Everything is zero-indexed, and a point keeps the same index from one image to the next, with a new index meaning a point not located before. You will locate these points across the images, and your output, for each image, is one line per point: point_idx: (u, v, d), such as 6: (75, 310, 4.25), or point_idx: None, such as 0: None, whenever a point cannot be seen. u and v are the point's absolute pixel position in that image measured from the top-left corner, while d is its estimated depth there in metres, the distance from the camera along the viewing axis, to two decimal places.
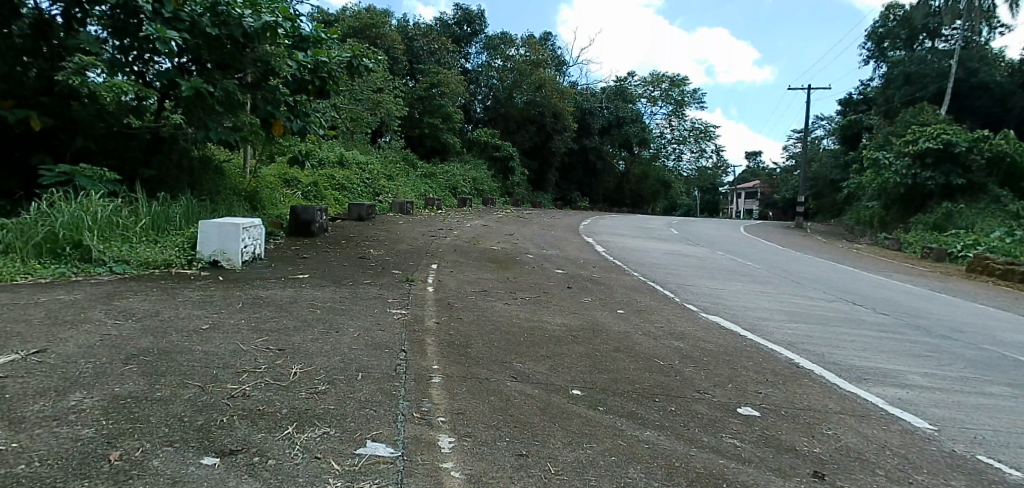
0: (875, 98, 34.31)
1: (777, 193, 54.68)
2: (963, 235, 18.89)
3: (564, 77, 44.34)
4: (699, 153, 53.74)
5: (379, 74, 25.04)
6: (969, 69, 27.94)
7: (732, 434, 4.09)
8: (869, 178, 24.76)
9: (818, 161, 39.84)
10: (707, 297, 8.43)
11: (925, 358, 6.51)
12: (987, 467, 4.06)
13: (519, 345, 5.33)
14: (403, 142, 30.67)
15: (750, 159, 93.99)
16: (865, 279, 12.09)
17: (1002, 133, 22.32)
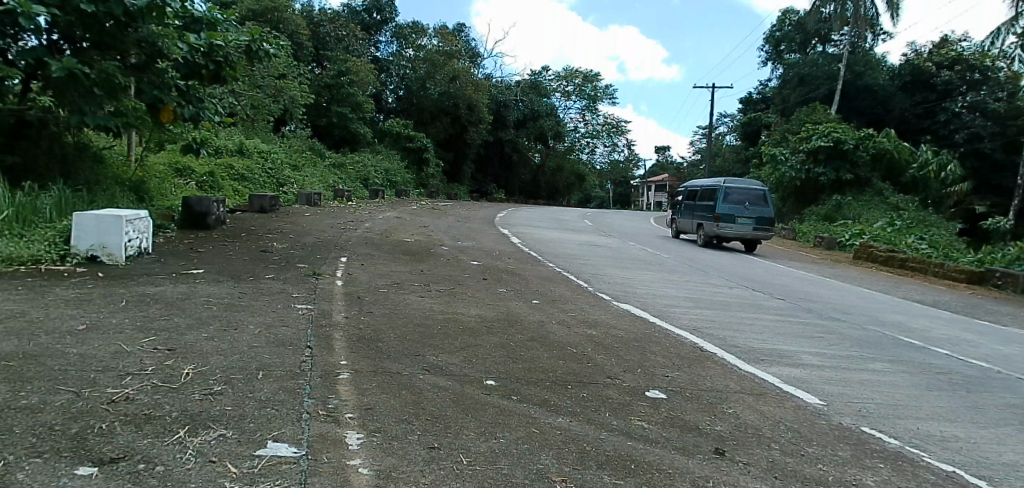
0: (772, 97, 36.47)
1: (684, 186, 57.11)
2: (850, 225, 20.46)
3: (478, 69, 44.28)
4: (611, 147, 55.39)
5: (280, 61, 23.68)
6: (856, 73, 30.20)
7: (640, 417, 4.22)
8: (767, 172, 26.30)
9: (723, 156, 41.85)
10: (619, 286, 8.66)
11: (816, 339, 6.99)
12: (869, 437, 4.42)
13: (431, 337, 5.26)
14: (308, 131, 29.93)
15: (659, 154, 97.72)
16: (764, 267, 12.85)
17: (885, 131, 24.16)
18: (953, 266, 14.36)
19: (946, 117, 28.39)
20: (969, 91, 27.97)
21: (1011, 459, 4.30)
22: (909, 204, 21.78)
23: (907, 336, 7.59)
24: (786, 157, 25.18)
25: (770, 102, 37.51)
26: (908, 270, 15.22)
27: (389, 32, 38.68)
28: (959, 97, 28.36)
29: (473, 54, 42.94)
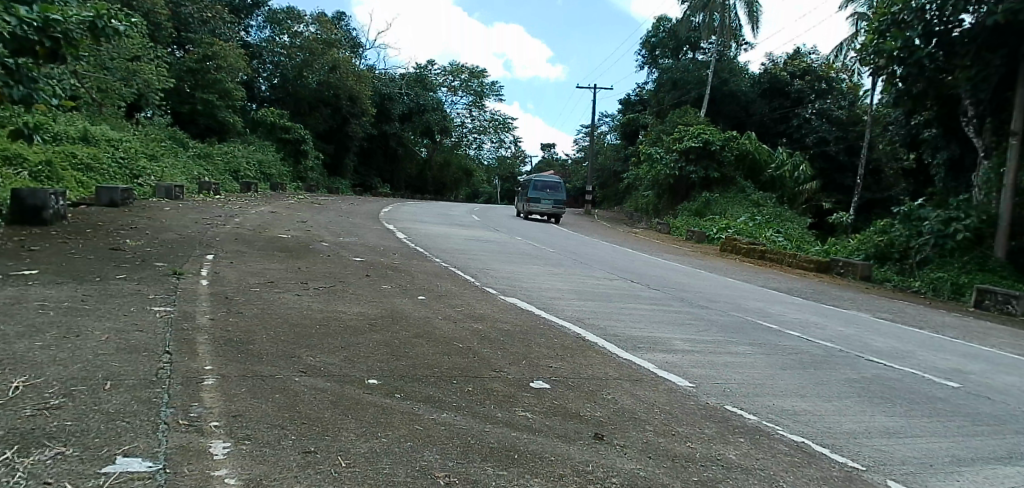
0: (648, 99, 38.52)
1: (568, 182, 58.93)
2: (717, 219, 22.08)
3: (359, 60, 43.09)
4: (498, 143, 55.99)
5: (132, 42, 21.37)
6: (722, 80, 32.58)
7: (524, 407, 4.29)
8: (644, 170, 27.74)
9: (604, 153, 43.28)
10: (505, 280, 8.78)
11: (687, 326, 7.47)
12: (732, 414, 4.78)
13: (308, 337, 5.04)
14: (168, 118, 27.75)
15: (544, 150, 100.22)
16: (641, 260, 13.52)
17: (747, 134, 26.28)
18: (804, 257, 15.98)
19: (798, 123, 31.36)
20: (817, 100, 31.08)
21: (850, 428, 4.83)
22: (767, 200, 23.84)
23: (766, 320, 8.30)
24: (661, 156, 26.69)
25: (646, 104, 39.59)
26: (766, 260, 16.69)
27: (261, 16, 36.36)
28: (809, 104, 31.39)
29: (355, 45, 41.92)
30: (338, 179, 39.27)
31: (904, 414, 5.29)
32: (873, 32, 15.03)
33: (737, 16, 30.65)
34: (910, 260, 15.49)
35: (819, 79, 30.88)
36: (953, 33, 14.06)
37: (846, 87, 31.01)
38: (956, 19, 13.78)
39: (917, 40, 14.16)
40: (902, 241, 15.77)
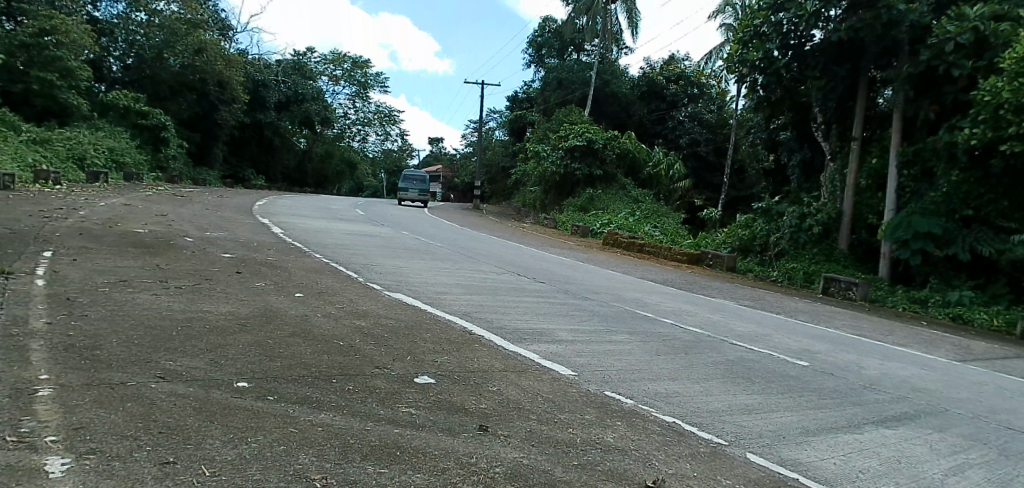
0: (535, 97, 39.32)
1: (456, 177, 58.82)
2: (600, 215, 22.96)
3: (229, 43, 40.62)
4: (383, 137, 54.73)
5: None
6: (604, 81, 33.91)
7: (408, 403, 4.20)
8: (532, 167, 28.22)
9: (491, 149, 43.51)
10: (390, 275, 8.59)
11: (570, 317, 7.69)
12: (611, 399, 4.98)
13: (167, 340, 4.64)
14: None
15: (432, 144, 99.29)
16: (528, 254, 13.77)
17: (628, 134, 27.53)
18: (678, 250, 17.01)
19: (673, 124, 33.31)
20: (690, 103, 33.20)
21: (717, 407, 5.19)
22: (646, 196, 25.16)
23: (644, 310, 8.73)
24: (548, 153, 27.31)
25: (533, 102, 40.37)
26: (644, 253, 17.60)
27: None
28: (682, 108, 33.40)
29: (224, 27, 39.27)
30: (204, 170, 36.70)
31: (762, 391, 5.77)
32: (739, 42, 16.17)
33: (617, 20, 32.01)
34: (769, 252, 16.95)
35: (691, 84, 32.85)
36: (805, 46, 15.37)
37: (715, 92, 33.34)
38: (808, 34, 15.02)
39: (775, 52, 15.53)
40: (764, 235, 17.23)
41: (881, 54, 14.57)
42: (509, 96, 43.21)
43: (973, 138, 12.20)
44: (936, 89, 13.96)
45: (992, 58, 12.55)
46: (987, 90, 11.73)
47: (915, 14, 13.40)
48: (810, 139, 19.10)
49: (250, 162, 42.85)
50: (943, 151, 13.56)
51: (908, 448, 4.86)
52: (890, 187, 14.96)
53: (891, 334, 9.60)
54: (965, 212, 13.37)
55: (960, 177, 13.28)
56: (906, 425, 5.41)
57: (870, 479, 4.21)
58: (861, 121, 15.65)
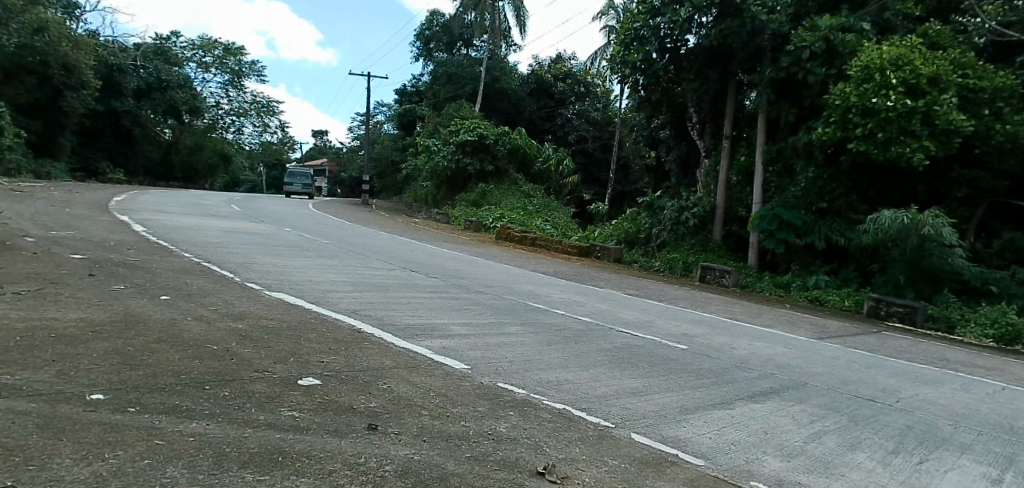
0: (424, 91, 38.85)
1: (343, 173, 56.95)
2: (492, 209, 23.16)
3: (77, 23, 36.62)
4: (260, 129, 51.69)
5: None
6: (494, 77, 34.14)
7: (291, 406, 3.99)
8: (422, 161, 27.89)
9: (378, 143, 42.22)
10: (271, 274, 8.15)
11: (463, 311, 7.67)
12: (503, 390, 5.02)
13: (3, 353, 4.10)
14: None
15: (317, 138, 95.34)
16: (419, 249, 13.59)
17: (518, 129, 27.93)
18: (567, 242, 17.49)
19: (561, 121, 34.14)
20: (577, 102, 34.22)
21: (605, 391, 5.38)
22: (537, 191, 25.69)
23: (536, 302, 8.90)
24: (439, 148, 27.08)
25: (422, 96, 39.92)
26: (535, 247, 17.94)
27: None
28: (570, 105, 34.30)
29: (68, 5, 35.54)
30: (48, 162, 32.94)
31: (646, 375, 6.06)
32: (621, 44, 16.73)
33: (505, 18, 32.28)
34: (652, 243, 17.86)
35: (578, 82, 34.05)
36: (680, 49, 16.18)
37: (600, 91, 34.53)
38: (682, 39, 15.84)
39: (654, 54, 16.22)
40: (647, 227, 18.13)
41: (748, 59, 15.72)
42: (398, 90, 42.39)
43: (826, 137, 13.49)
44: (795, 93, 15.24)
45: (840, 66, 14.01)
46: (838, 95, 13.02)
47: (775, 23, 14.64)
48: (686, 136, 20.32)
49: (103, 153, 38.74)
50: (801, 149, 14.90)
51: (773, 420, 5.29)
52: (757, 182, 16.22)
53: (759, 317, 10.42)
54: (820, 205, 14.78)
55: (816, 173, 14.64)
56: (771, 398, 5.90)
57: (740, 450, 4.57)
58: (731, 122, 16.84)
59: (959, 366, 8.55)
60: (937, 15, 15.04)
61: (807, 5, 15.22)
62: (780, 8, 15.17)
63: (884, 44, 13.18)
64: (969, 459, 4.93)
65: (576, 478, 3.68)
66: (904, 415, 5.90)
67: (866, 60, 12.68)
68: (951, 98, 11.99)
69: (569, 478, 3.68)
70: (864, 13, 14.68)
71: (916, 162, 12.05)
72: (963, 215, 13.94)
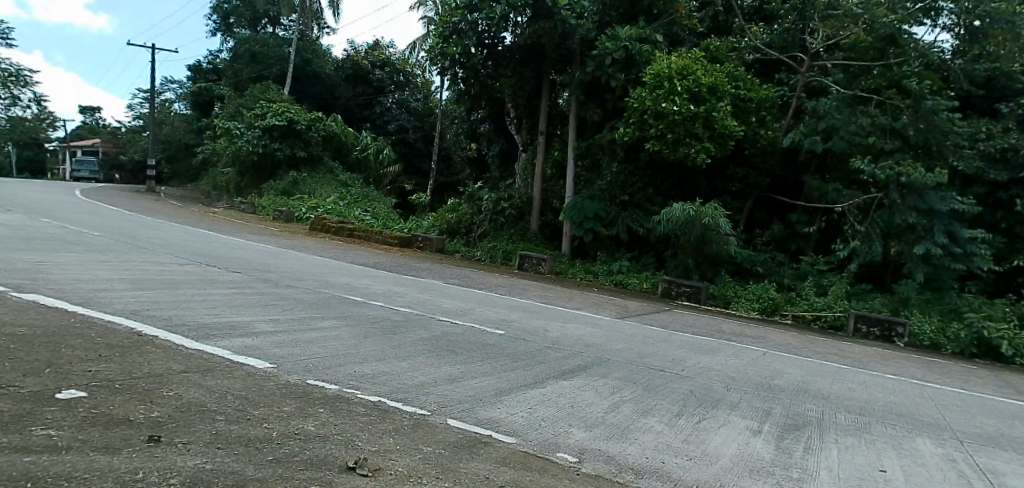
0: (222, 69, 35.51)
1: (123, 156, 49.92)
2: (305, 199, 21.98)
3: None
4: (6, 101, 43.20)
5: None
6: (305, 59, 32.24)
7: (47, 425, 3.40)
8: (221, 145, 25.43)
9: (166, 123, 37.34)
10: (24, 274, 6.90)
11: (270, 306, 7.17)
12: (313, 387, 4.77)
13: None
14: None
15: (88, 114, 82.44)
16: (219, 242, 12.42)
17: (332, 116, 26.73)
18: (387, 233, 17.18)
19: (380, 110, 33.33)
20: (396, 91, 33.43)
21: (421, 381, 5.36)
22: (354, 180, 24.88)
23: (351, 294, 8.61)
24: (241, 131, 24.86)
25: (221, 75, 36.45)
26: (352, 237, 17.35)
27: None
28: (389, 94, 33.59)
29: None
30: None
31: (463, 361, 6.15)
32: (439, 36, 16.55)
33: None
34: (473, 234, 18.25)
35: (397, 71, 33.23)
36: (497, 46, 16.65)
37: (420, 81, 34.19)
38: (499, 36, 16.31)
39: (472, 48, 16.37)
40: (467, 218, 18.45)
41: (559, 61, 16.67)
42: (191, 66, 38.19)
43: (626, 136, 14.79)
44: (599, 95, 16.50)
45: (637, 73, 15.42)
46: (635, 98, 14.29)
47: (583, 29, 15.65)
48: (504, 130, 21.04)
49: None
50: (606, 146, 16.14)
51: (580, 394, 5.68)
52: (569, 176, 17.29)
53: (570, 300, 11.15)
54: (622, 197, 16.15)
55: (619, 169, 15.96)
56: (578, 375, 6.33)
57: (550, 425, 4.83)
58: (544, 118, 17.79)
59: (731, 335, 9.92)
60: (716, 33, 17.30)
61: (610, 15, 16.60)
62: (587, 14, 16.24)
63: (673, 55, 14.64)
64: (737, 416, 5.72)
65: (388, 469, 3.61)
66: (688, 382, 6.67)
67: (657, 70, 13.96)
68: (726, 106, 13.79)
69: (381, 469, 3.60)
70: (658, 25, 16.16)
71: (701, 160, 13.85)
72: (736, 207, 16.18)
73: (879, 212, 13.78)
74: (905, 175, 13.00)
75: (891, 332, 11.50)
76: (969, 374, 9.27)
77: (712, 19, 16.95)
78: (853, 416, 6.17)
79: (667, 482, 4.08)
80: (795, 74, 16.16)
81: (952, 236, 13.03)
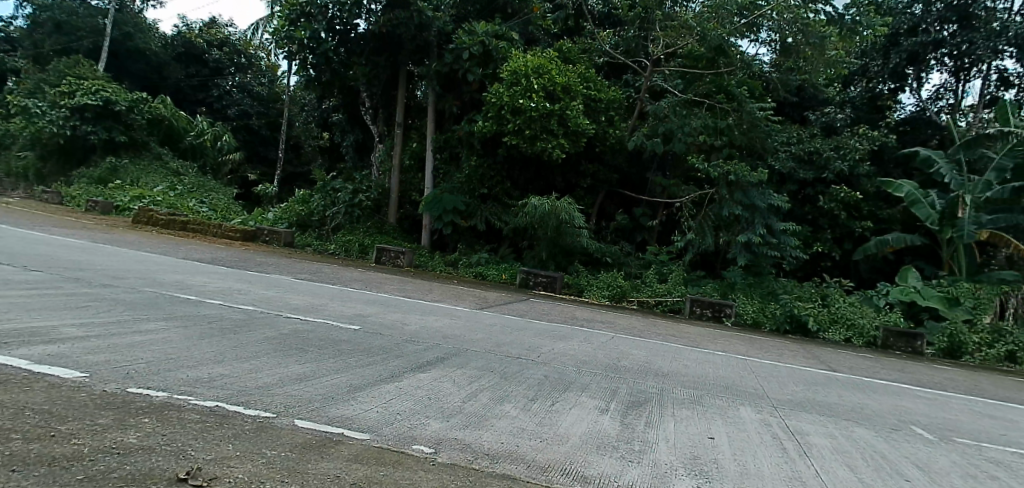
0: (18, 39, 30.58)
1: None
2: (126, 189, 19.63)
3: None
4: None
5: None
6: (125, 34, 28.70)
7: None
8: (15, 125, 21.76)
9: None
10: None
11: (83, 309, 6.35)
12: (136, 396, 4.29)
13: None
14: None
15: None
16: (14, 236, 10.71)
17: (160, 98, 24.08)
18: (227, 226, 15.89)
19: (218, 93, 30.27)
20: (236, 73, 31.01)
21: (265, 382, 5.01)
22: (187, 169, 22.87)
23: (183, 292, 7.87)
24: (43, 111, 21.51)
25: (15, 44, 31.34)
26: (186, 231, 15.81)
27: None
28: (229, 76, 30.61)
29: None
30: None
31: (314, 359, 5.87)
32: (285, 18, 15.55)
33: None
34: (326, 226, 17.41)
35: (238, 53, 30.57)
36: (349, 33, 16.00)
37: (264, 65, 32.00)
38: (352, 22, 15.72)
39: (322, 33, 15.53)
40: (320, 210, 17.59)
41: (416, 52, 16.47)
42: None
43: (484, 130, 14.97)
44: (456, 88, 16.53)
45: (494, 69, 15.67)
46: (491, 93, 14.47)
47: (439, 22, 15.53)
48: (359, 120, 20.37)
49: None
50: (464, 139, 16.19)
51: (437, 386, 5.65)
52: (427, 168, 17.14)
53: (429, 293, 11.05)
54: (481, 190, 16.32)
55: (477, 162, 16.10)
56: (436, 367, 6.29)
57: (405, 418, 4.74)
58: (402, 109, 17.51)
59: (582, 322, 10.43)
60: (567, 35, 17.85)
61: (467, 9, 16.58)
62: (444, 7, 16.12)
63: (527, 54, 14.95)
64: (587, 396, 6.01)
65: (225, 478, 3.35)
66: (542, 368, 6.90)
67: (514, 66, 14.15)
68: (578, 105, 14.39)
69: (218, 478, 3.34)
70: (513, 24, 16.53)
71: (556, 155, 14.41)
72: (588, 201, 17.06)
73: (710, 206, 15.19)
74: (732, 173, 14.48)
75: (721, 313, 12.74)
76: (783, 348, 10.55)
77: (564, 22, 17.31)
78: (688, 390, 6.75)
79: (520, 464, 4.18)
80: (640, 77, 17.27)
81: (769, 227, 14.81)
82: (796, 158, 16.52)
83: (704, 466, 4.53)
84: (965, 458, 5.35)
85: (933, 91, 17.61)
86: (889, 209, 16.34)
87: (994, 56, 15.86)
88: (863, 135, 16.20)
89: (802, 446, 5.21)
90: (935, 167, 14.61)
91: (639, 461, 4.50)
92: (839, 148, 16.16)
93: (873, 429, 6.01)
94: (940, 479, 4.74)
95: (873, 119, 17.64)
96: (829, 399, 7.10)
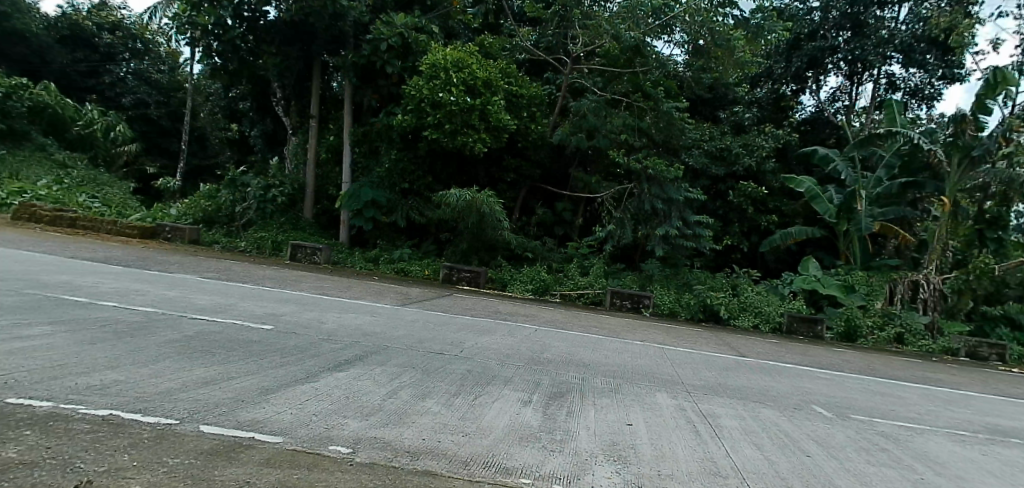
0: None
1: None
2: (5, 182, 17.88)
3: None
4: None
5: None
6: None
7: None
8: None
9: None
10: None
11: None
12: (15, 407, 3.93)
13: None
14: None
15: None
16: None
17: (44, 85, 22.18)
18: (123, 223, 14.82)
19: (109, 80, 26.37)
20: (130, 59, 27.40)
21: (166, 387, 4.70)
22: (76, 161, 21.12)
23: (72, 294, 7.28)
24: None
25: None
26: (76, 228, 14.60)
27: None
28: (121, 63, 26.85)
29: None
30: None
31: (222, 361, 5.56)
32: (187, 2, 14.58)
33: None
34: (235, 223, 16.47)
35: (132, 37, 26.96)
36: (259, 20, 15.40)
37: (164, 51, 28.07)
38: (261, 9, 15.13)
39: (228, 20, 14.86)
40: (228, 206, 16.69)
41: (331, 42, 15.97)
42: None
43: (404, 124, 14.72)
44: (373, 81, 16.18)
45: (414, 61, 15.41)
46: (411, 87, 14.26)
47: (355, 11, 15.04)
48: (271, 113, 19.50)
49: None
50: (384, 133, 15.86)
51: (355, 385, 5.49)
52: (346, 163, 16.65)
53: (348, 290, 10.75)
54: (403, 186, 16.02)
55: (397, 156, 15.78)
56: (355, 365, 6.11)
57: (321, 419, 4.58)
58: (316, 101, 16.98)
59: (506, 315, 10.47)
60: (488, 30, 17.90)
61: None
62: None
63: (447, 47, 14.79)
64: (510, 389, 6.03)
65: None
66: (465, 362, 6.85)
67: (432, 60, 14.03)
68: (499, 100, 14.36)
69: None
70: (433, 16, 16.31)
71: (477, 150, 14.36)
72: (511, 196, 17.15)
73: (630, 200, 15.60)
74: (649, 168, 15.02)
75: (641, 304, 13.16)
76: (697, 336, 10.99)
77: (484, 16, 17.43)
78: (608, 379, 6.90)
79: (441, 459, 4.13)
80: (559, 75, 17.46)
81: (685, 220, 15.43)
82: (709, 154, 17.23)
83: (622, 452, 4.63)
84: (859, 433, 5.75)
85: (830, 93, 18.83)
86: (793, 203, 17.38)
87: (883, 61, 17.10)
88: (769, 134, 17.11)
89: (714, 428, 5.44)
90: (833, 165, 15.72)
91: (560, 450, 4.54)
92: (747, 145, 17.00)
93: (778, 409, 6.36)
94: (838, 453, 5.06)
95: (778, 119, 18.66)
96: (738, 383, 7.47)
